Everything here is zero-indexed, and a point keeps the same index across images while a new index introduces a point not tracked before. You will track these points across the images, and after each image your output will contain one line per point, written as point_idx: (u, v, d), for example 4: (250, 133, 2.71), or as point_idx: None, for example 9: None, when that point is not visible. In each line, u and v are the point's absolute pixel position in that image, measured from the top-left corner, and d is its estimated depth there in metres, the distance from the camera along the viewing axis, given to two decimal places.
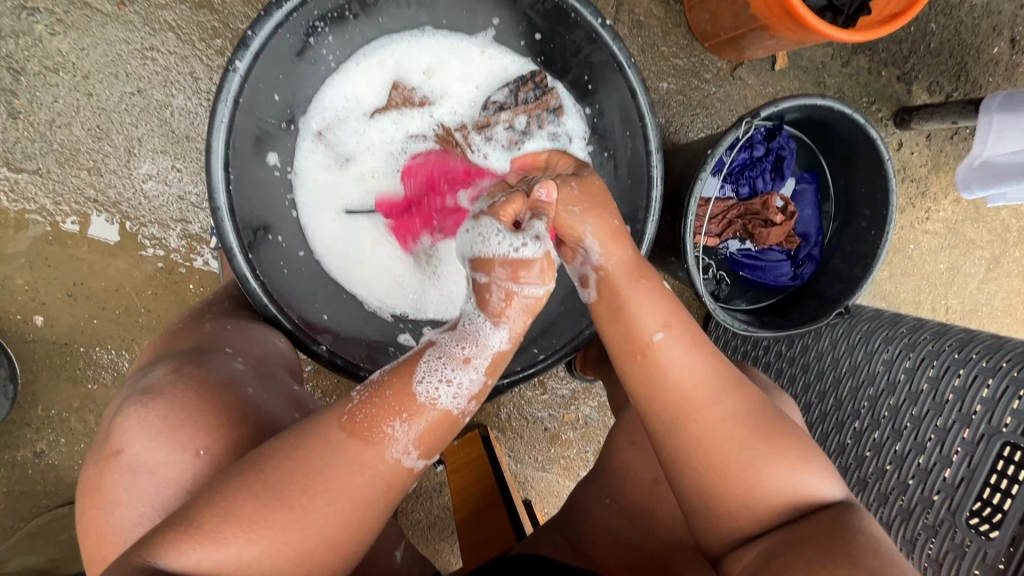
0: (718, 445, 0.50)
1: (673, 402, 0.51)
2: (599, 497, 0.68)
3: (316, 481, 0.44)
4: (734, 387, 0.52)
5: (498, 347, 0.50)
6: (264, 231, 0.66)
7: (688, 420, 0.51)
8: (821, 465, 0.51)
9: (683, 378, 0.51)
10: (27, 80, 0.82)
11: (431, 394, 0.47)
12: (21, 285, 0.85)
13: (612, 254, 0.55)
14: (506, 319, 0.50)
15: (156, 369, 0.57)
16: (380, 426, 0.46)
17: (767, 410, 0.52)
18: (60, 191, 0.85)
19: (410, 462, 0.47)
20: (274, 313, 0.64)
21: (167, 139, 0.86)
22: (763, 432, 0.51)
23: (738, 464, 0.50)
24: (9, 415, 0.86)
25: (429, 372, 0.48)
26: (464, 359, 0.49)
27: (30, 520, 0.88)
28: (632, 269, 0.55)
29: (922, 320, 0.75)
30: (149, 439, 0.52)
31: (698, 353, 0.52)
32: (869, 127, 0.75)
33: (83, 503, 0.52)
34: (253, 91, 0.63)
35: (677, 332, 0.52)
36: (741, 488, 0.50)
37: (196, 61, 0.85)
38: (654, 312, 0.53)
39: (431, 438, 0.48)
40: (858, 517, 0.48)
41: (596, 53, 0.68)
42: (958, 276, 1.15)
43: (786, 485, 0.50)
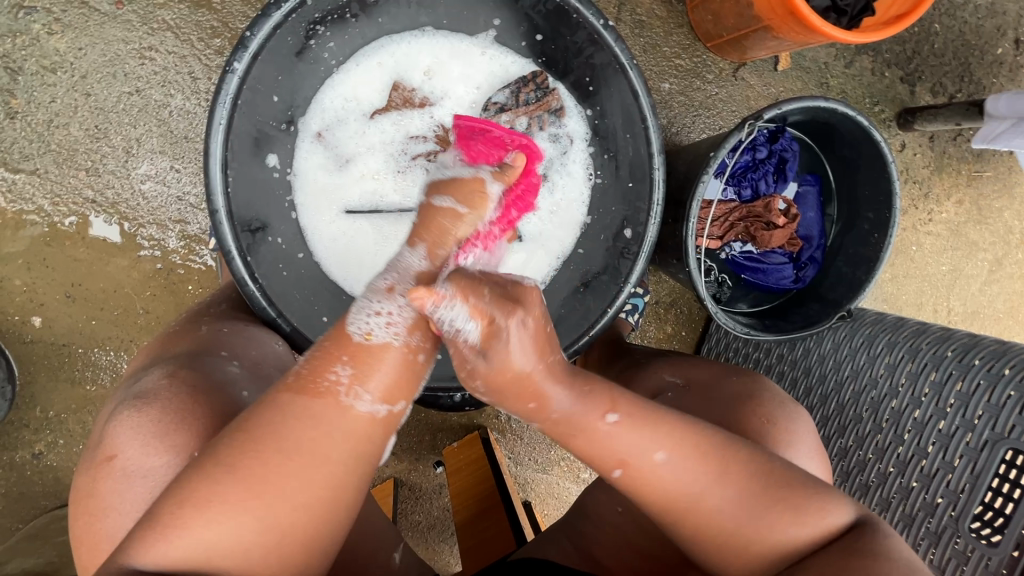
0: (719, 530, 0.51)
1: (666, 513, 0.52)
2: (611, 505, 0.67)
3: (272, 451, 0.44)
4: (708, 483, 0.51)
5: (422, 269, 0.52)
6: (262, 232, 0.66)
7: (688, 523, 0.51)
8: (821, 501, 0.51)
9: (667, 483, 0.51)
10: (24, 80, 0.82)
11: (365, 330, 0.48)
12: (19, 285, 0.85)
13: (552, 398, 0.51)
14: (426, 241, 0.53)
15: (149, 373, 0.57)
16: (322, 375, 0.47)
17: (748, 482, 0.51)
18: (57, 192, 0.84)
19: (365, 407, 0.47)
20: (272, 316, 0.65)
21: (166, 139, 0.86)
22: (759, 501, 0.50)
23: (744, 544, 0.50)
24: (8, 417, 0.85)
25: (359, 312, 0.49)
26: (388, 289, 0.50)
27: (29, 521, 0.88)
28: (577, 398, 0.51)
29: (925, 324, 0.74)
30: (141, 443, 0.51)
31: (672, 458, 0.51)
32: (872, 130, 0.74)
33: (75, 510, 0.52)
34: (252, 93, 0.63)
35: (636, 448, 0.51)
36: (758, 560, 0.50)
37: (195, 61, 0.85)
38: (610, 438, 0.51)
39: (386, 380, 0.48)
40: (869, 540, 0.49)
41: (598, 55, 0.68)
42: (961, 278, 1.15)
43: (797, 539, 0.50)
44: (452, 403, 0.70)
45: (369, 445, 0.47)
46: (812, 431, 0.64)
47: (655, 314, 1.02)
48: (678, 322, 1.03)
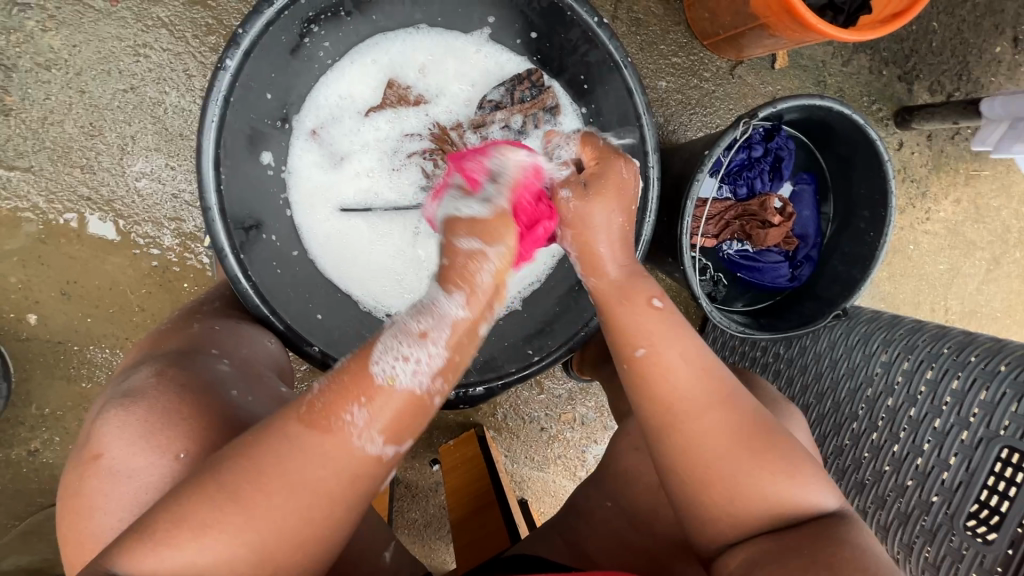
0: (702, 455, 0.50)
1: (660, 409, 0.52)
2: (600, 500, 0.67)
3: (275, 486, 0.44)
4: (721, 401, 0.51)
5: (456, 316, 0.49)
6: (256, 230, 0.66)
7: (678, 428, 0.51)
8: (815, 475, 0.51)
9: (674, 389, 0.51)
10: (19, 77, 0.82)
11: (388, 373, 0.46)
12: (15, 283, 0.85)
13: (605, 266, 0.56)
14: (461, 285, 0.49)
15: (138, 371, 0.57)
16: (337, 414, 0.45)
17: (756, 421, 0.51)
18: (52, 189, 0.84)
19: (375, 450, 0.46)
20: (266, 314, 0.64)
21: (161, 137, 0.86)
22: (753, 446, 0.50)
23: (723, 474, 0.50)
24: (4, 414, 0.85)
25: (385, 353, 0.47)
26: (421, 334, 0.48)
27: (25, 518, 0.88)
28: (624, 286, 0.55)
29: (921, 322, 0.74)
30: (128, 443, 0.52)
31: (693, 366, 0.52)
32: (868, 128, 0.74)
33: (64, 508, 0.52)
34: (245, 90, 0.63)
35: (662, 344, 0.52)
36: (728, 496, 0.50)
37: (189, 58, 0.85)
38: (643, 324, 0.53)
39: (394, 420, 0.46)
40: (844, 530, 0.49)
41: (592, 53, 0.68)
42: (958, 277, 1.15)
43: (772, 496, 0.50)
44: (445, 401, 0.70)
45: (370, 483, 0.47)
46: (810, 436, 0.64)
47: None
48: None
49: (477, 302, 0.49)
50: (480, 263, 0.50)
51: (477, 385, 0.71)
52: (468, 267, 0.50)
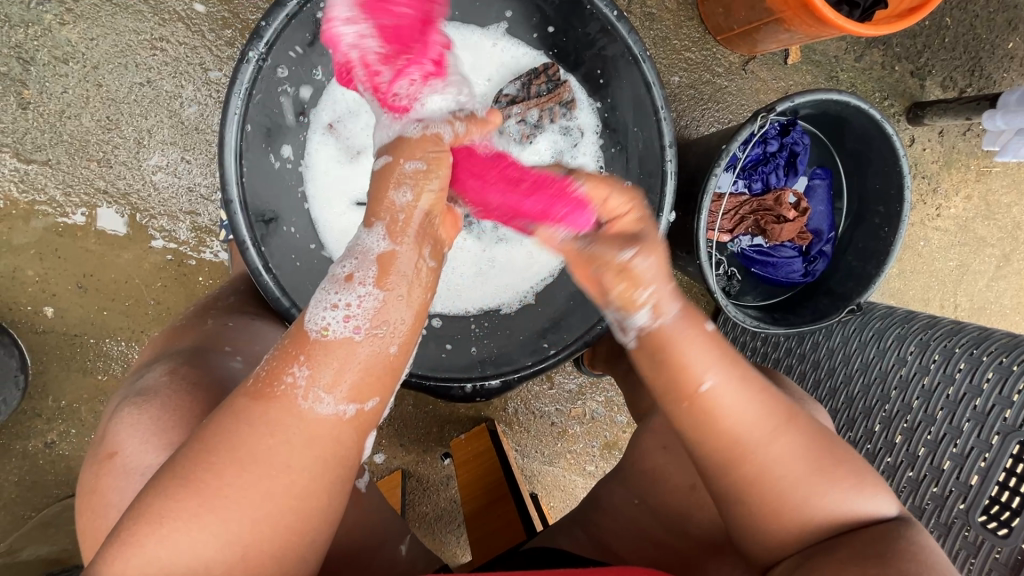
0: (769, 481, 0.50)
1: (728, 442, 0.50)
2: (627, 497, 0.67)
3: (225, 464, 0.44)
4: (786, 425, 0.50)
5: (380, 250, 0.49)
6: (275, 223, 0.67)
7: (749, 460, 0.50)
8: (871, 479, 0.52)
9: (739, 421, 0.50)
10: (36, 70, 0.82)
11: (321, 325, 0.47)
12: (32, 276, 0.85)
13: (665, 307, 0.51)
14: (381, 218, 0.50)
15: (152, 370, 0.58)
16: (280, 378, 0.46)
17: (817, 435, 0.52)
18: (69, 182, 0.85)
19: (328, 408, 0.45)
20: (287, 306, 0.65)
21: (176, 130, 0.86)
22: (817, 461, 0.50)
23: (793, 495, 0.50)
24: (20, 406, 0.86)
25: (317, 306, 0.48)
26: (347, 278, 0.49)
27: (42, 510, 0.89)
28: (686, 321, 0.51)
29: (936, 317, 0.74)
30: (142, 439, 0.51)
31: (751, 392, 0.50)
32: (885, 123, 0.74)
33: (80, 503, 0.52)
34: (266, 84, 0.63)
35: (727, 375, 0.50)
36: (797, 513, 0.50)
37: (206, 52, 0.85)
38: (705, 358, 0.50)
39: (354, 380, 0.47)
40: (904, 531, 0.48)
41: (610, 46, 0.68)
42: (968, 273, 1.15)
43: (843, 508, 0.50)
44: (462, 394, 0.71)
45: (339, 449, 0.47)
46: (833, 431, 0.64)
47: None
48: None
49: (401, 233, 0.50)
50: (396, 191, 0.51)
51: (492, 378, 0.72)
52: (387, 194, 0.51)
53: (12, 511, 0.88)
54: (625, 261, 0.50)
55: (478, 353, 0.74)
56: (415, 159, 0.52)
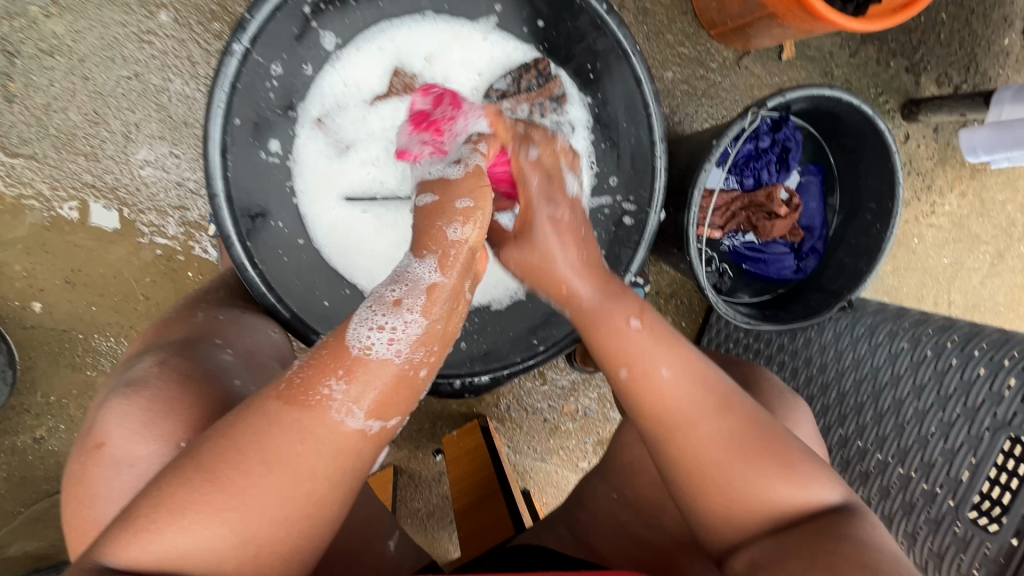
0: (700, 469, 0.50)
1: (649, 424, 0.52)
2: (605, 492, 0.67)
3: (255, 463, 0.43)
4: (714, 412, 0.51)
5: (433, 282, 0.48)
6: (262, 218, 0.66)
7: (669, 443, 0.51)
8: (811, 473, 0.50)
9: (664, 406, 0.51)
10: (22, 63, 0.81)
11: (364, 344, 0.46)
12: (19, 271, 0.84)
13: (581, 292, 0.56)
14: (434, 249, 0.49)
15: (143, 361, 0.57)
16: (315, 388, 0.45)
17: (750, 425, 0.51)
18: (56, 176, 0.84)
19: (356, 424, 0.45)
20: (272, 302, 0.65)
21: (164, 125, 0.85)
22: (751, 452, 0.50)
23: (716, 483, 0.50)
24: (9, 401, 0.86)
25: (360, 323, 0.46)
26: (395, 303, 0.47)
27: (31, 505, 0.88)
28: (607, 304, 0.55)
29: (927, 314, 0.74)
30: (131, 431, 0.51)
31: (679, 378, 0.52)
32: (877, 118, 0.74)
33: (67, 496, 0.51)
34: (251, 77, 0.63)
35: (648, 359, 0.52)
36: (723, 500, 0.50)
37: (193, 46, 0.84)
38: (627, 342, 0.53)
39: (380, 398, 0.46)
40: (846, 526, 0.47)
41: (600, 41, 0.67)
42: (962, 271, 1.15)
43: (772, 499, 0.49)
44: (452, 390, 0.71)
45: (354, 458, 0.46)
46: (812, 429, 0.64)
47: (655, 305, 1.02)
48: (678, 313, 1.03)
49: (451, 267, 0.49)
50: (450, 224, 0.50)
51: (482, 374, 0.72)
52: (438, 227, 0.50)
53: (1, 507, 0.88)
54: (534, 255, 0.56)
55: (467, 349, 0.73)
56: (465, 195, 0.52)
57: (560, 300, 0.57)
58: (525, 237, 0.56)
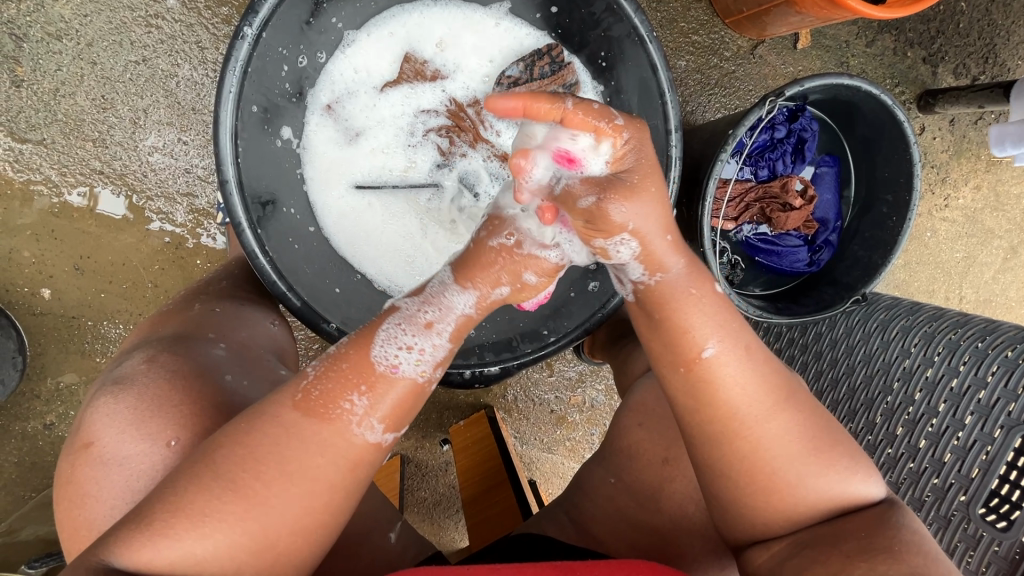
0: (768, 461, 0.49)
1: (722, 415, 0.49)
2: (603, 477, 0.67)
3: (252, 457, 0.43)
4: (785, 403, 0.50)
5: (465, 313, 0.51)
6: (273, 206, 0.65)
7: (739, 436, 0.49)
8: (866, 464, 0.51)
9: (737, 393, 0.49)
10: (30, 47, 0.80)
11: (390, 363, 0.48)
12: (28, 257, 0.84)
13: (668, 260, 0.51)
14: (479, 286, 0.51)
15: (130, 358, 0.57)
16: (336, 401, 0.46)
17: (817, 419, 0.50)
18: (65, 162, 0.83)
19: (375, 437, 0.46)
20: (282, 290, 0.63)
21: (173, 111, 0.85)
22: (816, 443, 0.49)
23: (784, 477, 0.49)
24: (19, 387, 0.86)
25: (388, 341, 0.48)
26: (427, 325, 0.50)
27: (42, 490, 0.89)
28: (692, 280, 0.51)
29: (941, 308, 0.73)
30: (118, 430, 0.51)
31: (753, 363, 0.50)
32: (896, 108, 0.73)
33: (57, 496, 0.52)
34: (261, 61, 0.61)
35: (729, 341, 0.49)
36: (785, 496, 0.49)
37: (202, 30, 0.83)
38: (708, 320, 0.50)
39: (396, 410, 0.48)
40: (897, 514, 0.47)
41: (615, 27, 0.66)
42: (974, 265, 1.13)
43: (831, 494, 0.49)
44: (461, 380, 0.70)
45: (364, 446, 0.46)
46: None
47: None
48: None
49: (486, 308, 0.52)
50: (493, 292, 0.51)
51: (492, 365, 0.71)
52: (495, 274, 0.51)
53: (12, 492, 0.88)
54: (634, 202, 0.49)
55: (476, 337, 0.72)
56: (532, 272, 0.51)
57: (649, 266, 0.51)
58: (636, 181, 0.50)
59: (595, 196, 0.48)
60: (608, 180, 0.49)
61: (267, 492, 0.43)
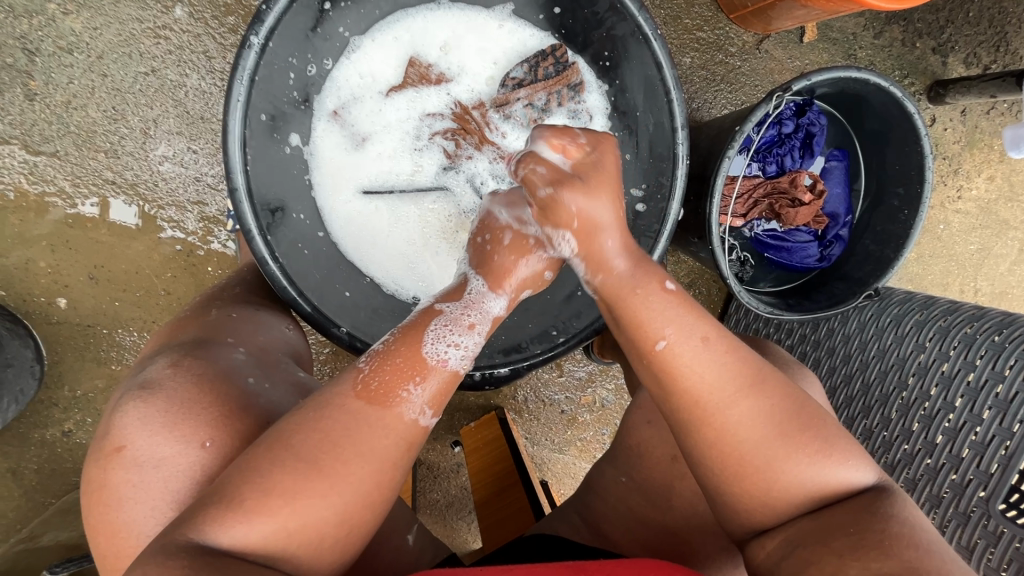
0: (738, 447, 0.49)
1: (687, 403, 0.50)
2: (614, 476, 0.66)
3: (299, 450, 0.44)
4: (752, 389, 0.50)
5: (498, 315, 0.57)
6: (282, 212, 0.66)
7: (706, 423, 0.50)
8: (852, 451, 0.50)
9: (699, 380, 0.50)
10: (42, 61, 0.82)
11: (441, 357, 0.51)
12: (44, 268, 0.86)
13: (611, 262, 0.55)
14: (512, 292, 0.58)
15: (155, 362, 0.58)
16: (395, 391, 0.48)
17: (790, 404, 0.50)
18: (78, 173, 0.85)
19: (426, 422, 0.49)
20: (293, 296, 0.65)
21: (182, 120, 0.86)
22: (789, 429, 0.49)
23: (758, 463, 0.49)
24: (37, 395, 0.87)
25: (440, 338, 0.51)
26: (470, 325, 0.54)
27: (61, 496, 0.90)
28: (639, 276, 0.54)
29: (955, 301, 0.72)
30: (151, 432, 0.52)
31: (713, 351, 0.50)
32: (906, 100, 0.72)
33: (89, 500, 0.52)
34: (268, 70, 0.62)
35: (684, 329, 0.51)
36: (763, 483, 0.49)
37: (209, 40, 0.84)
38: (660, 313, 0.52)
39: (442, 398, 0.51)
40: (889, 505, 0.46)
41: (619, 26, 0.66)
42: (989, 257, 1.12)
43: (812, 481, 0.48)
44: (471, 382, 0.70)
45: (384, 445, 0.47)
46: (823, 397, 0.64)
47: None
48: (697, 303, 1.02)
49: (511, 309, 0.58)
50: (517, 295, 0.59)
51: (501, 366, 0.72)
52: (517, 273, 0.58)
53: (32, 498, 0.90)
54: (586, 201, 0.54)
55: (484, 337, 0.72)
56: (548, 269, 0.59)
57: (590, 267, 0.56)
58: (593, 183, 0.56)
59: (552, 187, 0.55)
60: (569, 174, 0.55)
61: (296, 495, 0.43)
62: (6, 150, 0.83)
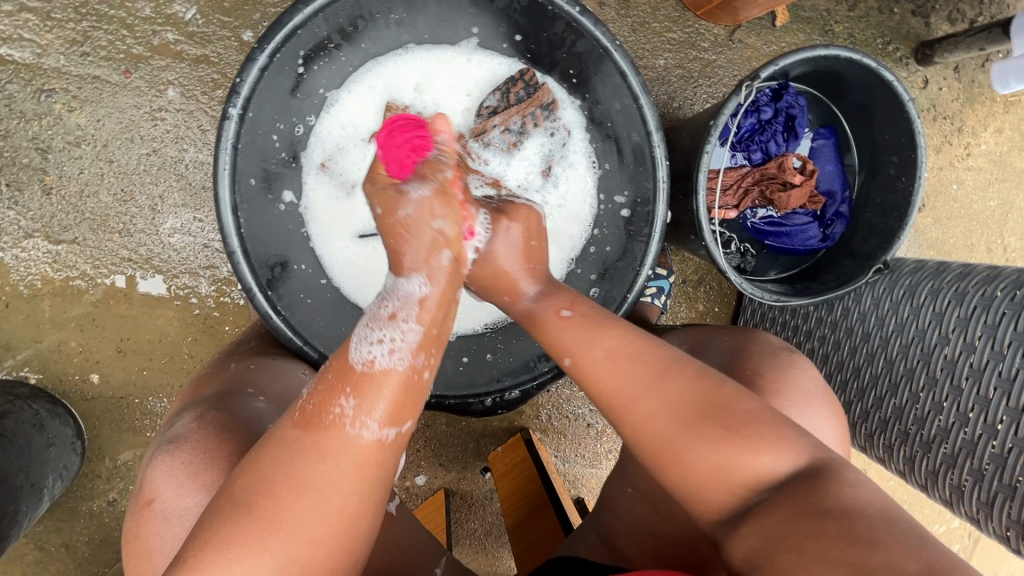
0: (659, 449, 0.51)
1: (604, 409, 0.54)
2: (622, 487, 0.66)
3: (285, 488, 0.44)
4: (657, 389, 0.52)
5: (424, 294, 0.53)
6: (282, 266, 0.70)
7: (624, 425, 0.53)
8: (780, 441, 0.48)
9: (604, 388, 0.54)
10: (54, 157, 0.88)
11: (367, 358, 0.49)
12: (75, 346, 0.91)
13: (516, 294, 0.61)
14: (423, 267, 0.54)
15: (179, 419, 0.60)
16: (327, 409, 0.47)
17: (701, 400, 0.51)
18: (97, 255, 0.90)
19: (372, 434, 0.47)
20: (300, 345, 0.69)
21: (186, 193, 0.91)
22: (697, 425, 0.50)
23: (679, 462, 0.50)
24: (81, 470, 0.92)
25: (360, 340, 0.50)
26: (391, 316, 0.51)
27: (113, 564, 0.94)
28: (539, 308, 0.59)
29: (969, 265, 0.69)
30: (176, 485, 0.54)
31: (614, 360, 0.54)
32: (881, 70, 0.71)
33: (126, 555, 0.55)
34: (251, 137, 0.66)
35: (583, 345, 0.55)
36: (693, 482, 0.49)
37: (202, 115, 0.90)
38: (563, 335, 0.57)
39: (392, 407, 0.48)
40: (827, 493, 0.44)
41: (579, 43, 0.68)
42: (1012, 212, 1.07)
43: (743, 475, 0.48)
44: (483, 408, 0.72)
45: (380, 469, 0.47)
46: (816, 384, 0.63)
47: (684, 294, 1.00)
48: (709, 298, 1.00)
49: (436, 278, 0.54)
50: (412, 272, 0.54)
51: (512, 389, 0.72)
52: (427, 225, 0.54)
53: (87, 568, 0.94)
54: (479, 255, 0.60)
55: (493, 361, 0.74)
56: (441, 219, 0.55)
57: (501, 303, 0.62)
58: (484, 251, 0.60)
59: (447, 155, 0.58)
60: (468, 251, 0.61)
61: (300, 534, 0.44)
62: (29, 244, 0.89)
